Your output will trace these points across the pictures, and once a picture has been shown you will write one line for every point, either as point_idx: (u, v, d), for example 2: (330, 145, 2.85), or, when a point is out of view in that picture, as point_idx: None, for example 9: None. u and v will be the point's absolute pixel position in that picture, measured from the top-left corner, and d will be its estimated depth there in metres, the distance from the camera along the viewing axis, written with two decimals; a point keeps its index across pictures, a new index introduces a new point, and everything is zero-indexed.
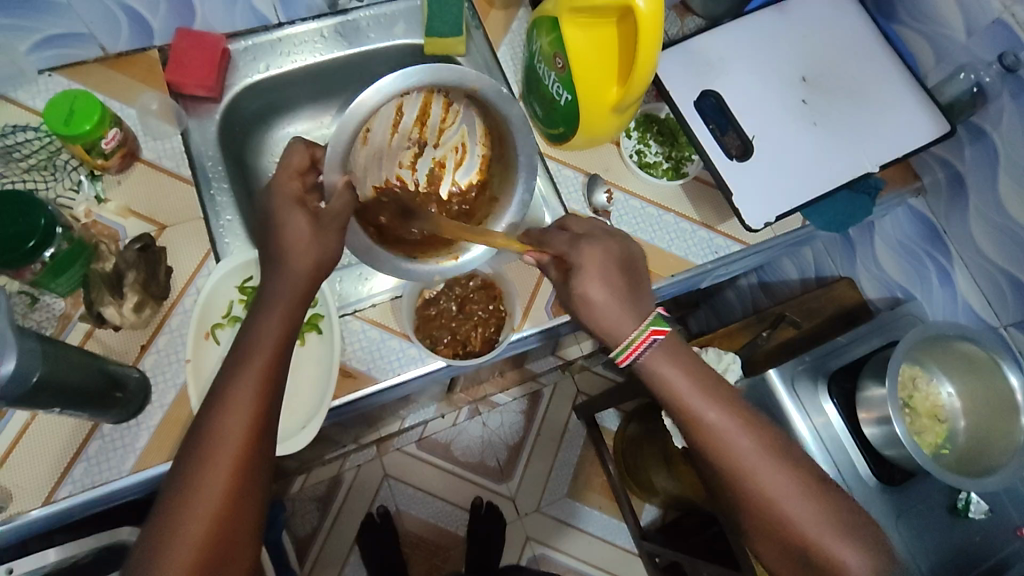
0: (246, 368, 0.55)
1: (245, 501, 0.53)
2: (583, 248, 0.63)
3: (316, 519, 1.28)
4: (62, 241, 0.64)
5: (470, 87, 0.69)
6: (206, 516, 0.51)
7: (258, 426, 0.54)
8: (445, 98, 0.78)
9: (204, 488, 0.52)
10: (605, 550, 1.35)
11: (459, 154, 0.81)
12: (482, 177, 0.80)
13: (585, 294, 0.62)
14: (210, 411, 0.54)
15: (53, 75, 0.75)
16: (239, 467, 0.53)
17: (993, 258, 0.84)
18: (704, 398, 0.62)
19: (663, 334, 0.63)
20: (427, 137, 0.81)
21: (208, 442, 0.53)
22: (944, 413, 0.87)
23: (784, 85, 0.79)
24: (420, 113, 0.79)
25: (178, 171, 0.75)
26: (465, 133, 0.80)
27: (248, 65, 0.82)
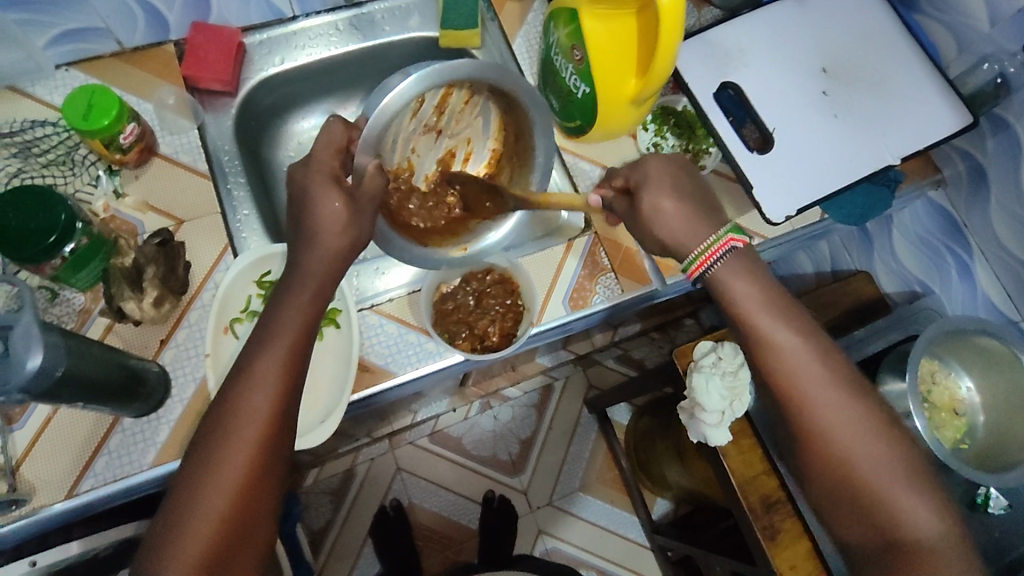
0: (268, 354, 0.55)
1: (266, 479, 0.53)
2: (650, 163, 0.65)
3: (330, 512, 1.29)
4: (82, 236, 0.64)
5: (508, 90, 0.70)
6: (228, 493, 0.51)
7: (282, 409, 0.54)
8: (468, 91, 0.74)
9: (228, 462, 0.52)
10: (618, 544, 1.35)
11: (469, 147, 0.82)
12: (490, 170, 0.82)
13: None
14: (235, 385, 0.54)
15: (70, 70, 0.74)
16: (263, 448, 0.53)
17: (1014, 251, 0.83)
18: (775, 321, 0.61)
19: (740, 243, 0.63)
20: (441, 125, 0.79)
21: (231, 420, 0.53)
22: (963, 408, 0.85)
23: (805, 77, 0.78)
24: (441, 103, 0.75)
25: (195, 166, 0.74)
26: (478, 125, 0.79)
27: (263, 59, 0.82)
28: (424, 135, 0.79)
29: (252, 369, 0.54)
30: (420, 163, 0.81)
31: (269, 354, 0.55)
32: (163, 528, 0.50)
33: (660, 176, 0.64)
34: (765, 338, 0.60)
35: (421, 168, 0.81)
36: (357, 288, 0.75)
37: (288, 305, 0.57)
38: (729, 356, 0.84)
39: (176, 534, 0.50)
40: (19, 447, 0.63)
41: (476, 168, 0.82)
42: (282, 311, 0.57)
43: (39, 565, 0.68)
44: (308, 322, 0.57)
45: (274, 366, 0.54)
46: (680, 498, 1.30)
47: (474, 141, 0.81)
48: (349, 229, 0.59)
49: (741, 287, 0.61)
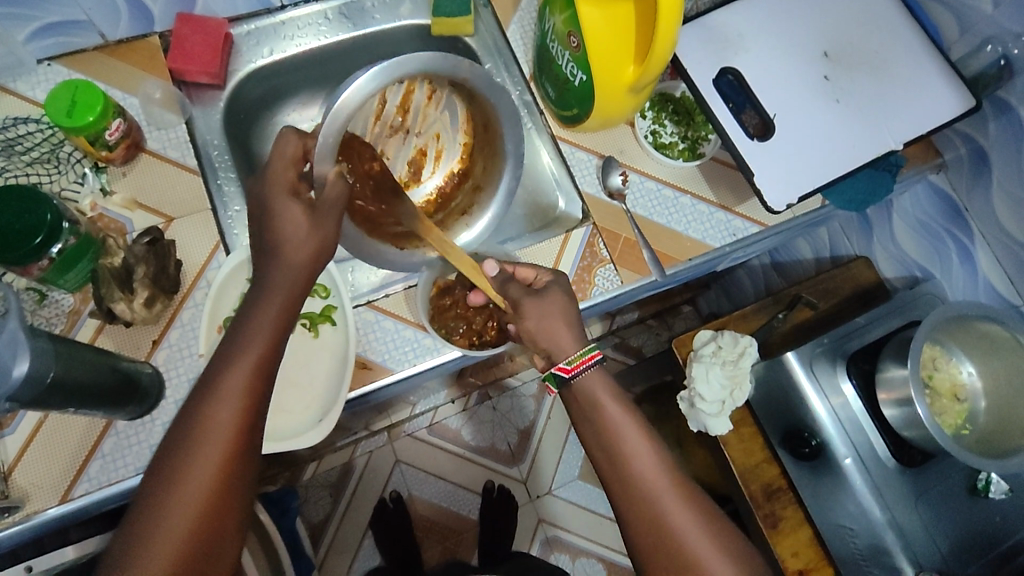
0: (243, 352, 0.54)
1: (235, 491, 0.52)
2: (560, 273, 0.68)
3: (329, 506, 1.29)
4: (69, 236, 0.62)
5: (461, 75, 0.66)
6: (198, 497, 0.50)
7: (251, 410, 0.53)
8: (428, 86, 0.76)
9: (196, 466, 0.50)
10: (618, 533, 1.35)
11: (439, 143, 0.82)
12: (464, 165, 0.82)
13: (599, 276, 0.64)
14: (201, 397, 0.52)
15: (52, 65, 0.72)
16: (234, 450, 0.52)
17: (1015, 235, 0.82)
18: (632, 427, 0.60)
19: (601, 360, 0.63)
20: (409, 124, 0.81)
21: (200, 423, 0.52)
22: (964, 393, 0.85)
23: (805, 61, 0.77)
24: (404, 100, 0.78)
25: (184, 161, 0.73)
26: (447, 119, 0.80)
27: (251, 50, 0.80)
28: (393, 137, 0.82)
29: (226, 369, 0.53)
30: (394, 165, 0.83)
31: (251, 353, 0.54)
32: (126, 538, 0.49)
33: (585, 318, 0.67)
34: (621, 446, 0.59)
35: (394, 168, 0.83)
36: (352, 284, 0.74)
37: (280, 305, 0.56)
38: (727, 346, 0.89)
39: (141, 543, 0.48)
40: (12, 451, 0.62)
41: (450, 164, 0.82)
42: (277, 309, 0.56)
43: (35, 571, 0.68)
44: (284, 322, 0.57)
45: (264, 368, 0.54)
46: None
47: (446, 137, 0.81)
48: (319, 226, 0.58)
49: (603, 391, 0.62)
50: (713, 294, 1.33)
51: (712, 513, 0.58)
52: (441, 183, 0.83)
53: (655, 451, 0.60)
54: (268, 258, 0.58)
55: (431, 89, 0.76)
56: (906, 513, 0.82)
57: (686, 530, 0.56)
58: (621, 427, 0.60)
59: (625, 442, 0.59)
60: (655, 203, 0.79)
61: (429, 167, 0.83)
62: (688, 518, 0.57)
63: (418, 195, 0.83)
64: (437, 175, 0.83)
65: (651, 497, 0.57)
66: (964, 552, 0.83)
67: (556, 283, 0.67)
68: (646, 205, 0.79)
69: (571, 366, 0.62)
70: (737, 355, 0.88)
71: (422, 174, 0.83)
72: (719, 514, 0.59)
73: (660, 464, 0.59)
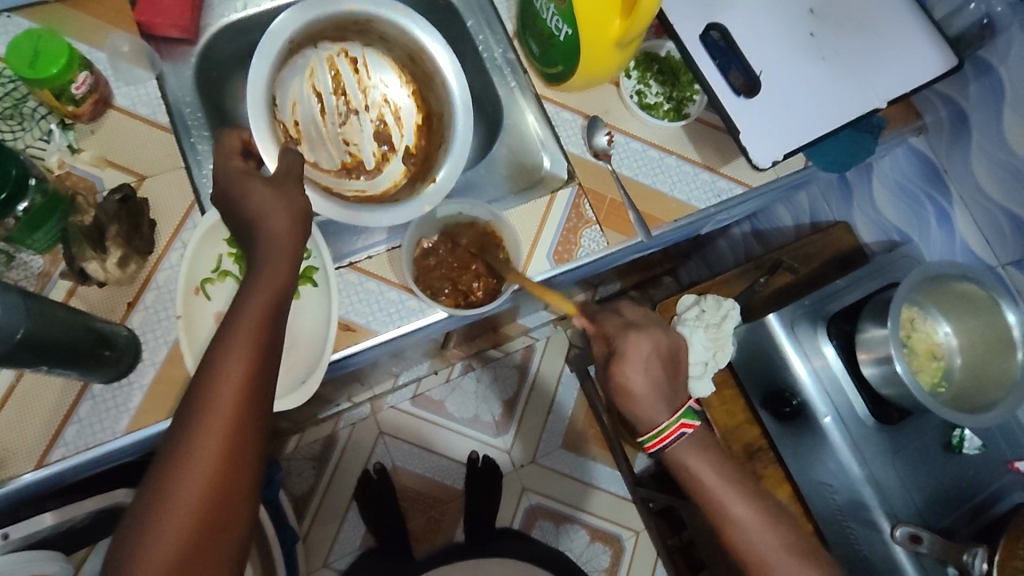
0: (237, 330, 0.52)
1: (240, 470, 0.50)
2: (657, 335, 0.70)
3: (313, 478, 1.28)
4: (36, 194, 0.60)
5: (346, 9, 0.72)
6: (202, 476, 0.48)
7: (250, 389, 0.51)
8: (345, 52, 0.81)
9: (196, 451, 0.49)
10: (601, 499, 1.36)
11: (390, 107, 0.83)
12: (424, 113, 0.82)
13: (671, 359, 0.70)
14: (204, 374, 0.51)
15: (12, 17, 0.69)
16: (235, 430, 0.50)
17: (995, 197, 0.83)
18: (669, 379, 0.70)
19: (690, 426, 0.72)
20: (355, 105, 0.83)
21: (200, 405, 0.50)
22: (940, 351, 0.87)
23: (791, 16, 0.76)
24: (336, 82, 0.81)
25: (155, 118, 0.70)
26: (383, 80, 0.83)
27: (224, 4, 0.78)
28: (346, 125, 0.82)
29: (222, 347, 0.51)
30: (363, 150, 0.82)
31: (245, 328, 0.52)
32: (133, 524, 0.48)
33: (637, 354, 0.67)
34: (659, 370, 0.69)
35: (365, 152, 0.82)
36: (335, 249, 0.73)
37: (267, 266, 0.55)
38: (710, 309, 0.91)
39: (150, 526, 0.47)
40: None
41: (411, 119, 0.83)
42: (259, 262, 0.55)
43: (12, 538, 0.66)
44: (280, 297, 0.55)
45: (252, 329, 0.52)
46: None
47: (394, 98, 0.83)
48: None
49: (702, 469, 0.72)
50: (693, 266, 1.32)
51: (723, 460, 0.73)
52: (415, 141, 0.83)
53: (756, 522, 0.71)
54: (249, 212, 0.56)
55: (348, 54, 0.81)
56: (884, 470, 0.84)
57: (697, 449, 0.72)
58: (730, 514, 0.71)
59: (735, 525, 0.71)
60: (641, 163, 0.78)
61: (396, 133, 0.83)
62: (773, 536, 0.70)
63: (400, 162, 0.82)
64: (408, 136, 0.83)
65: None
66: (939, 506, 0.85)
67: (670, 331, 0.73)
68: (632, 165, 0.78)
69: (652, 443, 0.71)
70: (719, 318, 0.90)
71: (392, 142, 0.83)
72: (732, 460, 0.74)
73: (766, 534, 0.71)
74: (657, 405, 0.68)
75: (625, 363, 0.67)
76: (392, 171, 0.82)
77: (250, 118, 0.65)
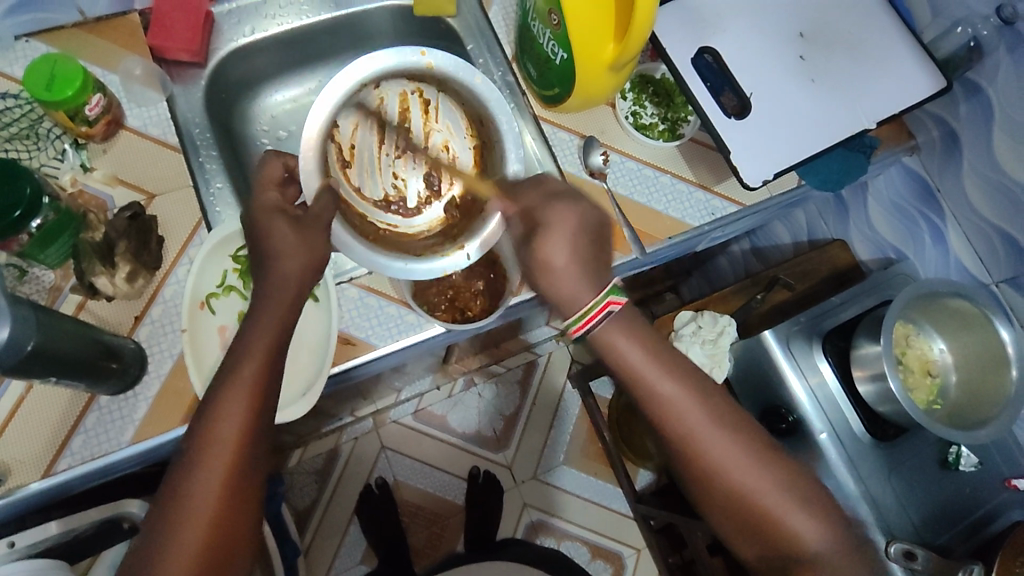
0: (240, 368, 0.55)
1: (241, 502, 0.54)
2: (554, 206, 0.63)
3: (315, 492, 1.29)
4: (49, 211, 0.63)
5: (425, 65, 0.70)
6: (206, 512, 0.52)
7: (252, 427, 0.55)
8: (422, 93, 0.77)
9: (200, 487, 0.52)
10: (602, 514, 1.36)
11: (449, 153, 0.78)
12: (479, 168, 0.76)
13: (543, 257, 0.62)
14: (204, 413, 0.54)
15: (30, 41, 0.72)
16: (236, 467, 0.54)
17: (986, 216, 0.84)
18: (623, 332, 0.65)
19: (617, 304, 0.64)
20: (413, 143, 0.79)
21: (202, 443, 0.53)
22: (936, 368, 0.88)
23: (782, 40, 0.78)
24: (402, 116, 0.78)
25: (166, 139, 0.73)
26: (450, 127, 0.78)
27: (233, 29, 0.81)
28: (401, 159, 0.79)
29: (220, 389, 0.54)
30: (409, 189, 0.78)
31: (247, 367, 0.55)
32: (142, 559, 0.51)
33: (560, 223, 0.62)
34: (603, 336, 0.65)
35: (410, 191, 0.78)
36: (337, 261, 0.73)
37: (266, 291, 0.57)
38: (708, 324, 0.95)
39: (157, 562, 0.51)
40: None
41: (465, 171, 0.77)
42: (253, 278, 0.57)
43: (17, 547, 0.68)
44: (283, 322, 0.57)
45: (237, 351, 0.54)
46: (662, 468, 1.31)
47: (456, 145, 0.78)
48: None
49: (634, 358, 0.65)
50: (694, 282, 1.35)
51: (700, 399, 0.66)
52: (462, 192, 0.77)
53: (720, 430, 0.66)
54: (248, 227, 0.58)
55: (423, 95, 0.77)
56: (881, 487, 0.84)
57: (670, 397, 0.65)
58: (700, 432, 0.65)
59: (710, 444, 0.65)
60: (635, 182, 0.80)
61: (447, 179, 0.78)
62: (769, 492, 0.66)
63: (441, 209, 0.77)
64: (456, 186, 0.77)
65: (764, 505, 0.65)
66: (936, 524, 0.85)
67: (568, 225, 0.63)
68: (627, 184, 0.80)
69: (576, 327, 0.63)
70: (716, 334, 0.95)
71: (441, 188, 0.78)
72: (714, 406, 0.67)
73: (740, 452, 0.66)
74: (572, 288, 0.62)
75: (544, 237, 0.62)
76: (431, 216, 0.77)
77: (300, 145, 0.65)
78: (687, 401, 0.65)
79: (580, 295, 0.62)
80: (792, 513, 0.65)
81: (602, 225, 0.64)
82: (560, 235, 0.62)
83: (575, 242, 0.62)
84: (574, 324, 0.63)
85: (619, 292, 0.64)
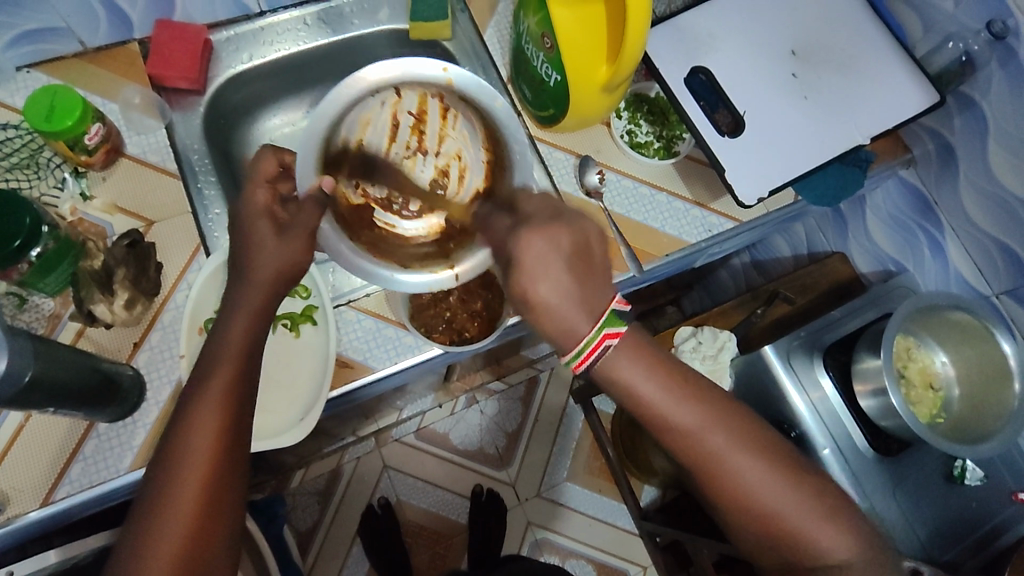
0: (204, 397, 0.53)
1: (217, 519, 0.52)
2: (522, 238, 0.53)
3: (317, 513, 1.28)
4: (48, 240, 0.63)
5: (444, 79, 0.68)
6: (178, 530, 0.50)
7: (220, 459, 0.53)
8: (442, 102, 0.74)
9: (170, 507, 0.50)
10: (606, 532, 1.35)
11: (460, 164, 0.76)
12: (488, 182, 0.73)
13: (526, 292, 0.53)
14: (175, 429, 0.53)
15: (31, 71, 0.73)
16: (204, 502, 0.51)
17: (984, 228, 0.83)
18: (632, 360, 0.56)
19: (618, 337, 0.55)
20: (427, 145, 0.77)
21: (173, 459, 0.52)
22: (938, 382, 0.87)
23: (774, 59, 0.79)
24: (418, 118, 0.76)
25: (164, 165, 0.74)
26: (466, 138, 0.75)
27: (231, 56, 0.81)
28: (411, 159, 0.78)
29: (191, 406, 0.53)
30: (414, 189, 0.78)
31: (211, 395, 0.53)
32: None
33: (539, 256, 0.53)
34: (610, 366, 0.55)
35: (413, 192, 0.78)
36: (334, 285, 0.73)
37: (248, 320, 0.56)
38: (708, 340, 0.96)
39: None
40: None
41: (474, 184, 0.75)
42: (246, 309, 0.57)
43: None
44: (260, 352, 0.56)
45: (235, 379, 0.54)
46: (667, 484, 1.30)
47: (469, 156, 0.76)
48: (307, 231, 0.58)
49: (647, 391, 0.56)
50: (695, 295, 1.35)
51: (723, 413, 0.58)
52: (465, 203, 0.74)
53: (753, 452, 0.58)
54: (243, 254, 0.59)
55: (442, 100, 0.74)
56: (886, 503, 0.83)
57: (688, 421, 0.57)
58: (700, 434, 0.57)
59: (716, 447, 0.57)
60: (631, 200, 0.80)
61: (452, 188, 0.77)
62: (811, 516, 0.58)
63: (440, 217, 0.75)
64: (462, 196, 0.76)
65: (776, 512, 0.58)
66: (942, 539, 0.84)
67: (541, 229, 0.54)
68: (623, 203, 0.80)
69: (578, 362, 0.54)
70: (717, 349, 0.96)
71: (444, 196, 0.77)
72: (743, 414, 0.59)
73: (750, 456, 0.58)
74: (568, 321, 0.53)
75: (523, 273, 0.53)
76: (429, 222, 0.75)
77: (298, 150, 0.65)
78: (687, 409, 0.57)
79: (576, 328, 0.53)
80: (813, 521, 0.58)
81: (579, 245, 0.54)
82: (540, 267, 0.52)
83: (558, 272, 0.53)
84: (573, 359, 0.54)
85: (620, 321, 0.56)
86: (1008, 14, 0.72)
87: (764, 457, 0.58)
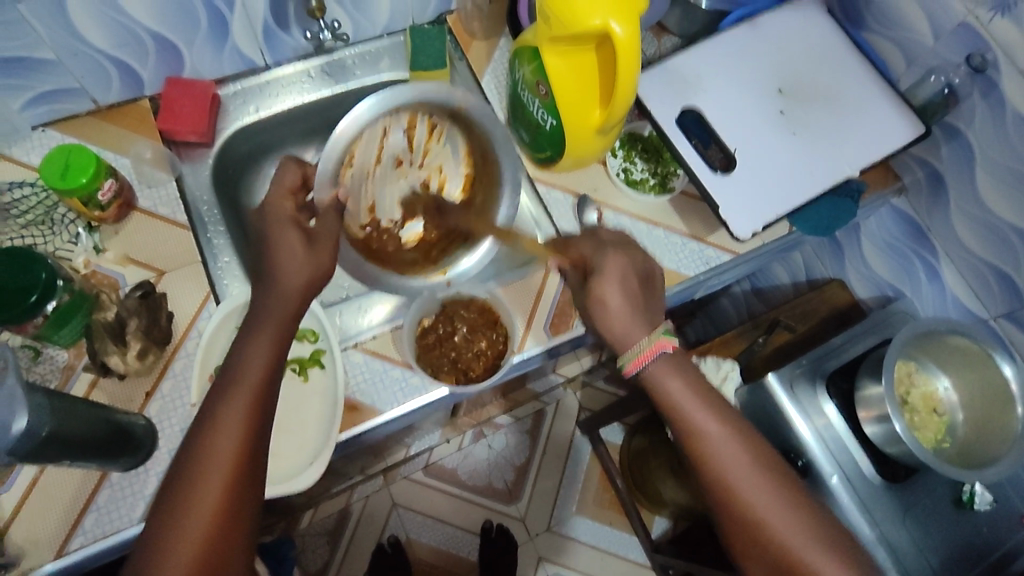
0: (214, 438, 0.53)
1: (229, 553, 0.52)
2: (606, 253, 0.65)
3: (327, 554, 1.28)
4: (63, 293, 0.65)
5: (455, 104, 0.79)
6: (188, 560, 0.50)
7: (225, 517, 0.52)
8: (430, 120, 0.84)
9: (184, 534, 0.50)
10: (618, 565, 1.34)
11: (441, 176, 0.87)
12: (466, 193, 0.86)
13: (599, 296, 0.63)
14: (188, 464, 0.53)
15: (46, 130, 0.77)
16: (212, 542, 0.51)
17: (979, 254, 0.85)
18: (673, 368, 0.62)
19: (671, 346, 0.62)
20: (412, 159, 0.87)
21: (188, 490, 0.52)
22: (942, 407, 0.88)
23: (762, 97, 0.82)
24: (407, 136, 0.85)
25: (174, 217, 0.76)
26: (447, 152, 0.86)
27: (238, 109, 0.84)
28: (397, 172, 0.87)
29: (207, 438, 0.53)
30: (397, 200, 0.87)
31: (224, 434, 0.53)
32: None
33: (612, 269, 0.64)
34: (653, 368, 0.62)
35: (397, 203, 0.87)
36: (340, 328, 0.75)
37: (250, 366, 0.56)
38: (711, 371, 0.96)
39: None
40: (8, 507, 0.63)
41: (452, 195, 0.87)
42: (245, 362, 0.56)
43: None
44: (265, 391, 0.56)
45: (244, 424, 0.54)
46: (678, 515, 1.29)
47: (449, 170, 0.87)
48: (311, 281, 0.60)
49: (680, 396, 0.61)
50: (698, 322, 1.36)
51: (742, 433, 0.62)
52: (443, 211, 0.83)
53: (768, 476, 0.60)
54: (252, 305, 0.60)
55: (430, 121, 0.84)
56: (898, 530, 0.83)
57: (710, 429, 0.61)
58: (717, 440, 0.60)
59: (735, 474, 0.60)
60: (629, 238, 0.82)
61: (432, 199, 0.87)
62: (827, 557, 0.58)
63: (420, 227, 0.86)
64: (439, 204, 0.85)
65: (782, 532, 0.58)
66: (956, 566, 0.84)
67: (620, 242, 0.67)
68: None
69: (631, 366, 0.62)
70: (720, 380, 0.95)
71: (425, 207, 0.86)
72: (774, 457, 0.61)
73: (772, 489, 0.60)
74: (627, 325, 0.62)
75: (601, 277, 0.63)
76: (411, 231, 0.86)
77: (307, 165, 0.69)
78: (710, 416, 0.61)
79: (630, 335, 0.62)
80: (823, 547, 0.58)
81: (646, 275, 0.66)
82: (611, 276, 0.63)
83: (627, 284, 0.63)
84: (627, 363, 0.62)
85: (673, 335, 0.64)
86: (986, 48, 0.74)
87: (788, 490, 0.60)
